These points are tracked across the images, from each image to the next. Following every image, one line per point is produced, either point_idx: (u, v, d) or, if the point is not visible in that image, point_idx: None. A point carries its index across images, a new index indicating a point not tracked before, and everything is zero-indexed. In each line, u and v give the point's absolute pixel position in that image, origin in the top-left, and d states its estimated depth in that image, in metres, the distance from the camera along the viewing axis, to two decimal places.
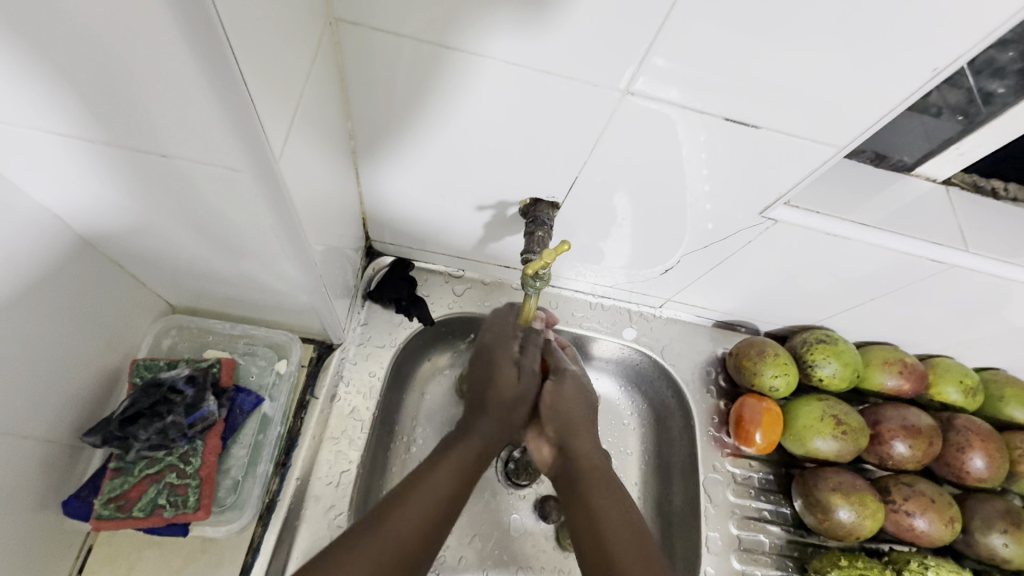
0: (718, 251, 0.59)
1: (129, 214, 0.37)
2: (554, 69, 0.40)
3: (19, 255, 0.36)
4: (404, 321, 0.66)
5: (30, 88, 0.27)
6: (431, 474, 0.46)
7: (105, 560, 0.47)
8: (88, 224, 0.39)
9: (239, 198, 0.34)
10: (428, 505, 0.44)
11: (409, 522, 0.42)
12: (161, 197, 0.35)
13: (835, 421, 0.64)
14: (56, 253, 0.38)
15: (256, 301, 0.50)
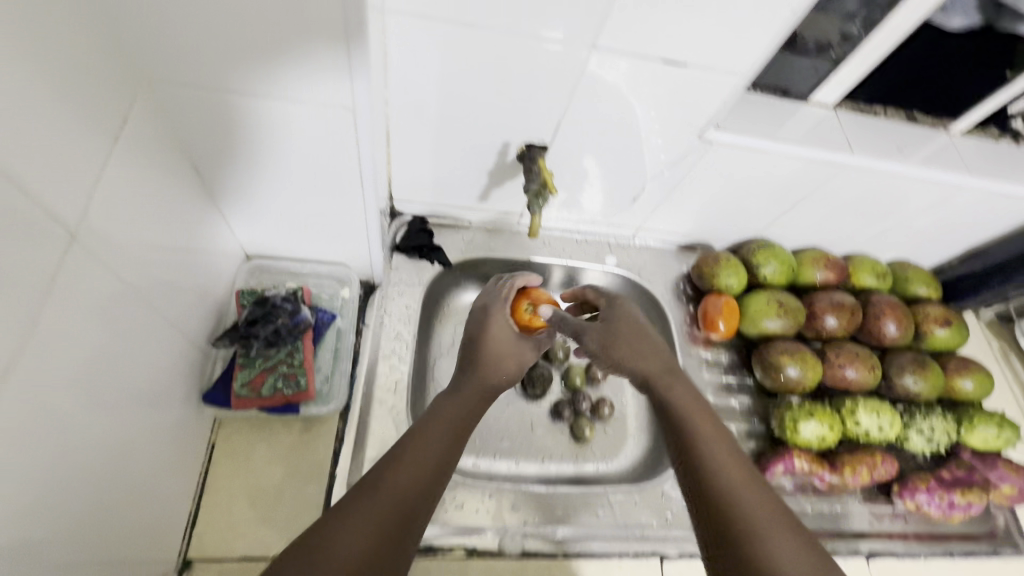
0: (672, 176, 0.75)
1: (244, 150, 0.53)
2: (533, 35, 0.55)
3: (163, 186, 0.49)
4: (427, 264, 0.81)
5: (210, 46, 0.43)
6: (419, 443, 0.49)
7: (227, 450, 0.59)
8: (212, 161, 0.54)
9: None
10: (412, 470, 0.46)
11: (403, 484, 0.44)
12: (272, 136, 0.52)
13: (778, 303, 0.81)
14: (188, 184, 0.53)
15: (320, 230, 0.67)
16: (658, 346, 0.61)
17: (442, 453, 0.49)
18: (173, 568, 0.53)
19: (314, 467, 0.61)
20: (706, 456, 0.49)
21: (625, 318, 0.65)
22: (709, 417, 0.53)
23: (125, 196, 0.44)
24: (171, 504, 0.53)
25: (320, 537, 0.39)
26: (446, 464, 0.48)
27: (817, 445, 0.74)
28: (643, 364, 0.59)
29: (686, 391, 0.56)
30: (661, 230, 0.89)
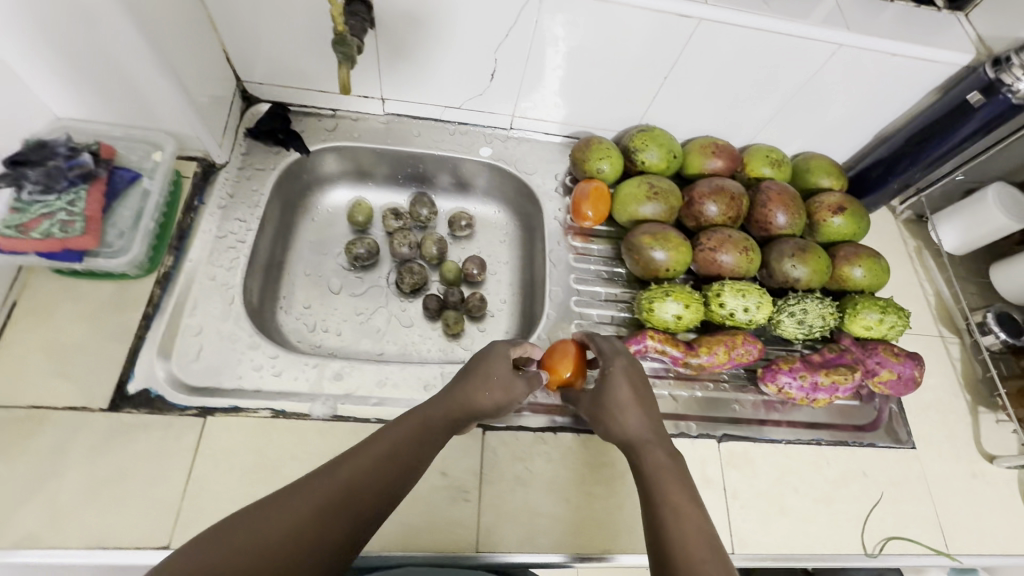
0: (518, 40, 0.71)
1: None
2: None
3: None
4: (281, 150, 0.78)
5: None
6: (375, 445, 0.47)
7: (29, 307, 0.59)
8: None
9: None
10: (346, 475, 0.45)
11: (335, 480, 0.44)
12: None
13: (650, 188, 0.76)
14: None
15: (130, 104, 0.63)
16: (652, 407, 0.57)
17: (380, 460, 0.47)
18: None
19: (122, 328, 0.60)
20: (659, 512, 0.46)
21: (619, 367, 0.59)
22: (684, 488, 0.48)
23: None
24: None
25: (241, 521, 0.41)
26: (400, 482, 0.47)
27: (674, 325, 0.71)
28: (630, 419, 0.55)
29: (667, 456, 0.51)
30: (538, 118, 0.85)
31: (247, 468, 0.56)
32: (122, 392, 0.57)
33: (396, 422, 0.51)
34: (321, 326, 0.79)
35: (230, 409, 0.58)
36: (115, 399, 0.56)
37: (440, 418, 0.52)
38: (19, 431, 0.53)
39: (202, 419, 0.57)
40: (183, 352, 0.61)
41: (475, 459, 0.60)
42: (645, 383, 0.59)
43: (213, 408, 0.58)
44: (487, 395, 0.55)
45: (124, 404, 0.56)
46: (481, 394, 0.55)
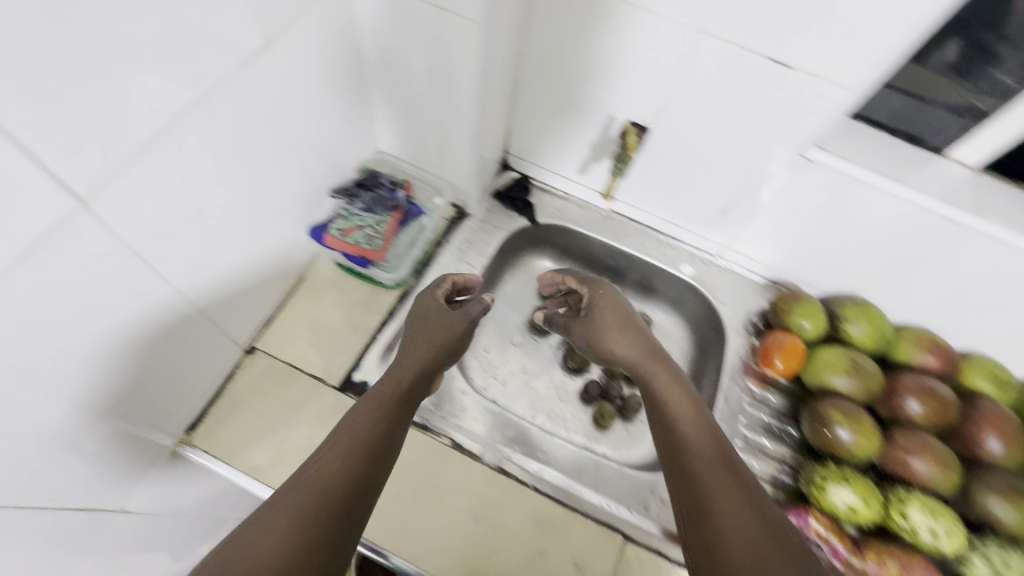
0: (766, 192, 0.75)
1: (398, 49, 0.64)
2: (660, 15, 0.60)
3: (331, 60, 0.62)
4: (516, 215, 0.90)
5: None
6: (344, 430, 0.53)
7: (311, 285, 0.74)
8: (373, 53, 0.67)
9: (467, 44, 0.58)
10: (350, 450, 0.51)
11: (334, 461, 0.49)
12: (421, 54, 0.63)
13: (852, 363, 0.75)
14: (352, 68, 0.66)
15: (432, 153, 0.78)
16: (639, 330, 0.70)
17: (375, 431, 0.54)
18: (244, 347, 0.67)
19: (363, 326, 0.72)
20: (685, 444, 0.57)
21: (616, 323, 0.71)
22: (704, 428, 0.58)
23: (303, 54, 0.57)
24: (260, 299, 0.68)
25: (281, 504, 0.45)
26: (385, 448, 0.53)
27: (845, 516, 0.67)
28: (646, 362, 0.66)
29: (669, 382, 0.63)
30: (750, 256, 0.87)
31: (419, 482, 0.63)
32: (349, 378, 0.68)
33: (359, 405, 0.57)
34: (492, 372, 0.87)
35: (420, 425, 0.67)
36: (342, 382, 0.68)
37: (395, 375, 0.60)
38: (275, 379, 0.66)
39: None
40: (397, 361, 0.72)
41: (608, 564, 0.61)
42: (628, 309, 0.73)
43: None
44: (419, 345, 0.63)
45: (348, 390, 0.67)
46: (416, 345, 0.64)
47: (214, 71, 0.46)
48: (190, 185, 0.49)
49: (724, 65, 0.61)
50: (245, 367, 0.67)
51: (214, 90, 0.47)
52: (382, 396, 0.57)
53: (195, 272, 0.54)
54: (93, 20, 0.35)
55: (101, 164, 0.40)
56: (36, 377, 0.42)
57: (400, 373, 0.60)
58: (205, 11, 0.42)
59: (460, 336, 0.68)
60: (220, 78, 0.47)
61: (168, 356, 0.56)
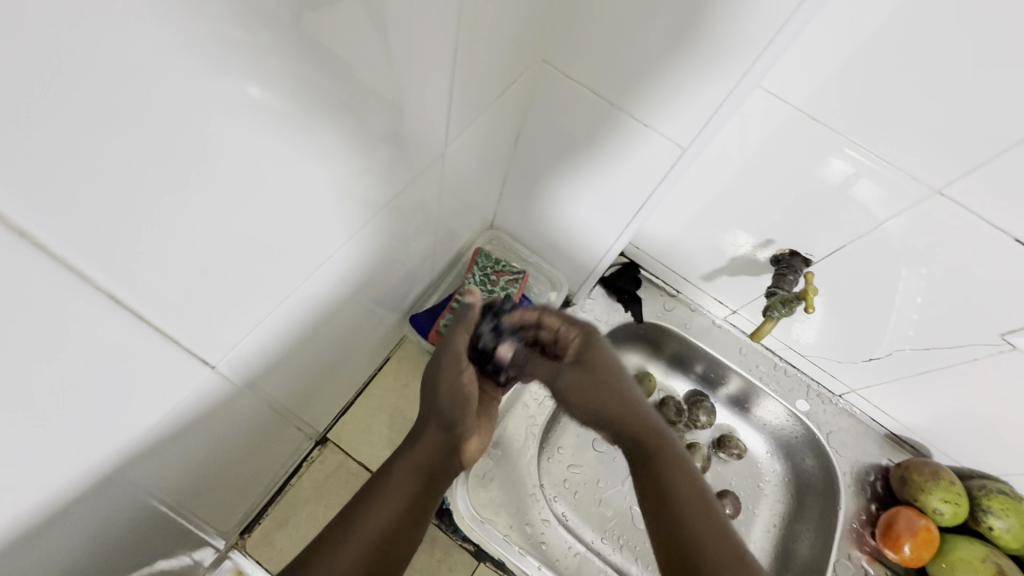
0: (933, 358, 0.65)
1: (559, 147, 0.55)
2: (891, 156, 0.51)
3: (485, 150, 0.53)
4: (620, 309, 0.81)
5: (615, 59, 0.44)
6: (369, 516, 0.45)
7: (394, 369, 0.65)
8: (527, 143, 0.57)
9: (659, 162, 0.50)
10: (393, 508, 0.46)
11: (375, 522, 0.45)
12: (594, 161, 0.54)
13: (998, 570, 0.63)
14: (499, 156, 0.57)
15: (556, 245, 0.69)
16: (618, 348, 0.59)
17: (415, 490, 0.48)
18: (315, 438, 0.59)
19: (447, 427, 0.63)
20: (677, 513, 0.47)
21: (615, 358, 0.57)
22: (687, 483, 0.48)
23: (467, 143, 0.49)
24: (341, 388, 0.59)
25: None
26: (404, 531, 0.47)
27: None
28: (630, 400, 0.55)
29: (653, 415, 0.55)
30: (880, 408, 0.76)
31: None
32: None
33: (382, 473, 0.48)
34: (563, 480, 0.78)
35: (497, 562, 0.59)
36: None
37: (428, 444, 0.50)
38: (345, 483, 0.58)
39: (475, 562, 0.59)
40: (476, 472, 0.64)
41: None
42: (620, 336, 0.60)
43: (485, 554, 0.59)
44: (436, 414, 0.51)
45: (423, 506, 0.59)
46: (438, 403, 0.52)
47: (371, 176, 0.38)
48: (311, 292, 0.41)
49: (944, 224, 0.53)
50: (314, 462, 0.58)
51: (365, 194, 0.39)
52: (434, 442, 0.50)
53: (287, 372, 0.47)
54: (270, 143, 0.27)
55: (233, 295, 0.32)
56: (100, 519, 0.35)
57: (433, 424, 0.51)
58: (382, 114, 0.35)
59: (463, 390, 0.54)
60: (374, 181, 0.39)
61: (237, 461, 0.48)
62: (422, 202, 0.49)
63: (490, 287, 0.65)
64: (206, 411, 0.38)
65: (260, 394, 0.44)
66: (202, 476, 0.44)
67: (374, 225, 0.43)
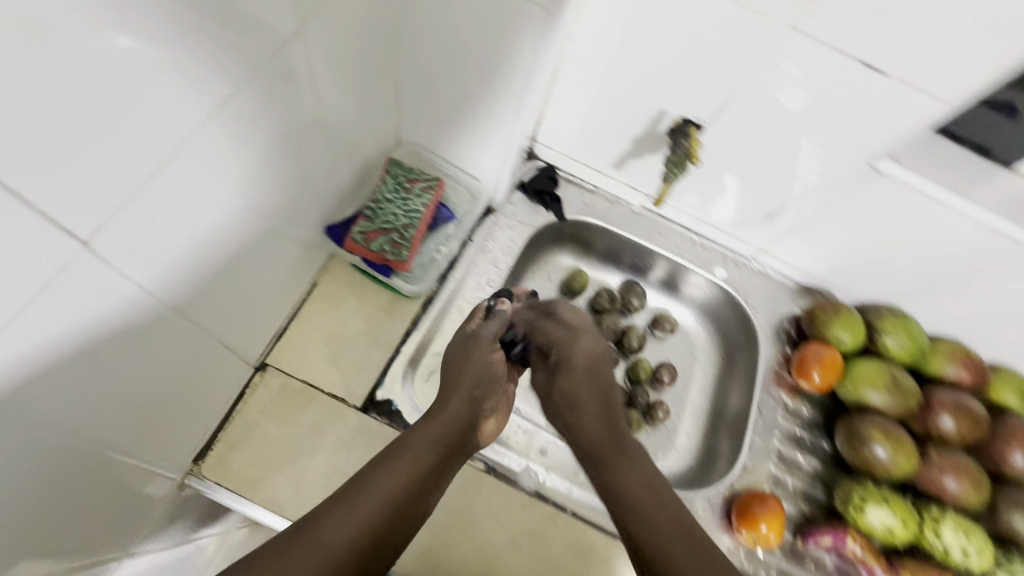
0: (821, 201, 0.70)
1: (436, 21, 0.56)
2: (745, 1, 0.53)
3: (357, 33, 0.53)
4: (541, 210, 0.83)
5: None
6: (375, 480, 0.50)
7: (323, 292, 0.66)
8: (406, 24, 0.58)
9: (527, 16, 0.51)
10: (401, 474, 0.51)
11: (385, 487, 0.50)
12: (470, 28, 0.55)
13: (891, 380, 0.73)
14: (380, 39, 0.57)
15: (462, 143, 0.70)
16: (606, 400, 0.62)
17: (427, 460, 0.54)
18: (253, 365, 0.60)
19: (385, 337, 0.66)
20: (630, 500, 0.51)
21: (577, 368, 0.63)
22: (645, 475, 0.53)
23: (323, 33, 0.48)
24: (269, 313, 0.60)
25: (311, 531, 0.45)
26: (416, 493, 0.52)
27: (881, 535, 0.66)
28: (593, 421, 0.60)
29: (637, 464, 0.55)
30: (787, 261, 0.83)
31: (453, 512, 0.60)
32: (373, 397, 0.62)
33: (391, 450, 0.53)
34: None
35: None
36: (366, 401, 0.62)
37: (442, 417, 0.57)
38: (291, 402, 0.60)
39: (429, 450, 0.61)
40: (422, 374, 0.67)
41: None
42: (594, 380, 0.63)
43: (438, 443, 0.63)
44: (451, 399, 0.58)
45: (372, 409, 0.62)
46: (453, 393, 0.59)
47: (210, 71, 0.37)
48: (193, 205, 0.41)
49: (804, 64, 0.56)
50: (258, 386, 0.59)
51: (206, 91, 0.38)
52: (449, 414, 0.58)
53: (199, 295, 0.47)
54: None
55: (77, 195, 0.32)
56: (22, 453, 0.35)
57: (454, 395, 0.59)
58: None
59: (494, 368, 0.62)
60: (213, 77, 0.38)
61: (174, 383, 0.49)
62: (289, 103, 0.48)
63: (404, 195, 0.62)
64: (118, 332, 0.39)
65: (177, 310, 0.44)
66: (130, 413, 0.44)
67: (233, 126, 0.42)
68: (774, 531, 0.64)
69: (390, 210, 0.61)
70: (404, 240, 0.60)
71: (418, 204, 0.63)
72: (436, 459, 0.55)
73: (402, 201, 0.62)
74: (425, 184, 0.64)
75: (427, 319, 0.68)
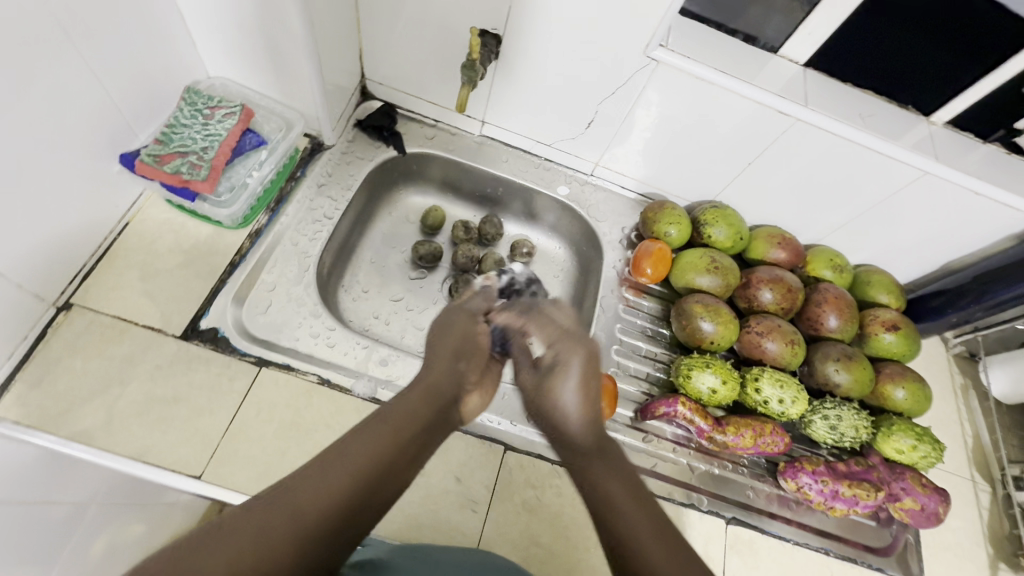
0: (622, 100, 0.76)
1: None
2: None
3: None
4: (381, 145, 0.85)
5: None
6: (357, 444, 0.44)
7: (137, 231, 0.65)
8: None
9: None
10: (382, 444, 0.44)
11: (365, 451, 0.43)
12: None
13: (711, 261, 0.79)
14: None
15: (271, 72, 0.70)
16: (593, 387, 0.54)
17: (415, 432, 0.47)
18: (55, 304, 0.58)
19: (207, 268, 0.65)
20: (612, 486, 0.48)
21: (575, 377, 0.54)
22: (627, 486, 0.47)
23: None
24: (66, 248, 0.58)
25: (277, 500, 0.39)
26: (398, 472, 0.44)
27: (707, 397, 0.72)
28: (576, 430, 0.52)
29: (613, 469, 0.49)
30: (620, 171, 0.89)
31: (283, 423, 0.59)
32: (195, 324, 0.62)
33: (375, 419, 0.47)
34: (373, 312, 0.83)
35: (283, 365, 0.62)
36: (187, 329, 0.61)
37: (434, 385, 0.53)
38: (101, 336, 0.58)
39: (256, 369, 0.61)
40: (253, 303, 0.66)
41: (491, 474, 0.62)
42: (592, 384, 0.54)
43: (267, 361, 0.62)
44: (438, 372, 0.54)
45: (193, 336, 0.61)
46: (440, 366, 0.55)
47: None
48: None
49: None
50: (61, 325, 0.58)
51: None
52: (433, 383, 0.53)
53: None
54: None
55: None
56: None
57: (441, 368, 0.55)
58: None
59: (478, 340, 0.59)
60: None
61: None
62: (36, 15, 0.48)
63: (204, 121, 0.63)
64: None
65: None
66: None
67: None
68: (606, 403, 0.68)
69: (187, 135, 0.61)
70: (203, 162, 0.61)
71: (218, 128, 0.63)
72: (427, 433, 0.48)
73: (201, 126, 0.62)
74: (227, 110, 0.64)
75: (256, 251, 0.69)
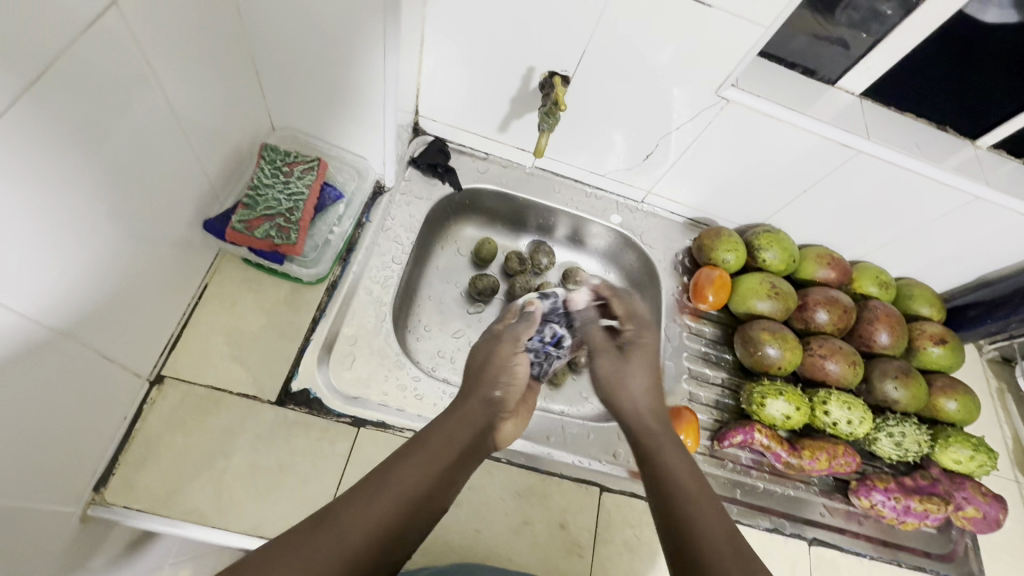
0: (686, 134, 0.77)
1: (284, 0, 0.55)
2: None
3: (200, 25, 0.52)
4: (437, 183, 0.84)
5: None
6: (401, 468, 0.44)
7: (215, 294, 0.64)
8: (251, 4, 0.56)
9: None
10: (425, 471, 0.45)
11: (411, 479, 0.44)
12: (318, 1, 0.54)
13: (772, 287, 0.81)
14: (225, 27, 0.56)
15: (339, 121, 0.69)
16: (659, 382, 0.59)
17: (454, 458, 0.47)
18: (148, 379, 0.57)
19: (290, 328, 0.64)
20: (670, 483, 0.48)
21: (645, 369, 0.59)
22: (690, 469, 0.49)
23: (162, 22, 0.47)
24: (156, 322, 0.57)
25: (325, 524, 0.39)
26: (437, 499, 0.45)
27: (780, 422, 0.75)
28: (642, 414, 0.56)
29: (677, 453, 0.51)
30: (671, 198, 0.90)
31: None
32: (287, 388, 0.61)
33: (418, 443, 0.47)
34: (438, 351, 0.83)
35: (378, 423, 0.62)
36: (281, 394, 0.60)
37: (476, 406, 0.53)
38: (197, 408, 0.57)
39: (354, 430, 0.60)
40: (338, 359, 0.66)
41: (590, 517, 0.63)
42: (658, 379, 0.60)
43: (364, 420, 0.62)
44: (480, 392, 0.54)
45: (288, 401, 0.60)
46: (483, 385, 0.55)
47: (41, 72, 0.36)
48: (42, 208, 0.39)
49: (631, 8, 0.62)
50: (156, 401, 0.57)
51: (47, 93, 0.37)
52: (470, 408, 0.52)
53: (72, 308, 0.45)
54: None
55: None
56: None
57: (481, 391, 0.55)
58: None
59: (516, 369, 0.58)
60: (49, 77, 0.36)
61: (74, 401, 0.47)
62: (137, 95, 0.46)
63: (284, 179, 0.63)
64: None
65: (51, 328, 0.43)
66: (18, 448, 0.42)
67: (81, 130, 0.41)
68: (690, 437, 0.70)
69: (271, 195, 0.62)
70: (288, 223, 0.62)
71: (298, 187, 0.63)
72: (464, 459, 0.48)
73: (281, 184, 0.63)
74: (304, 165, 0.64)
75: (335, 304, 0.68)
